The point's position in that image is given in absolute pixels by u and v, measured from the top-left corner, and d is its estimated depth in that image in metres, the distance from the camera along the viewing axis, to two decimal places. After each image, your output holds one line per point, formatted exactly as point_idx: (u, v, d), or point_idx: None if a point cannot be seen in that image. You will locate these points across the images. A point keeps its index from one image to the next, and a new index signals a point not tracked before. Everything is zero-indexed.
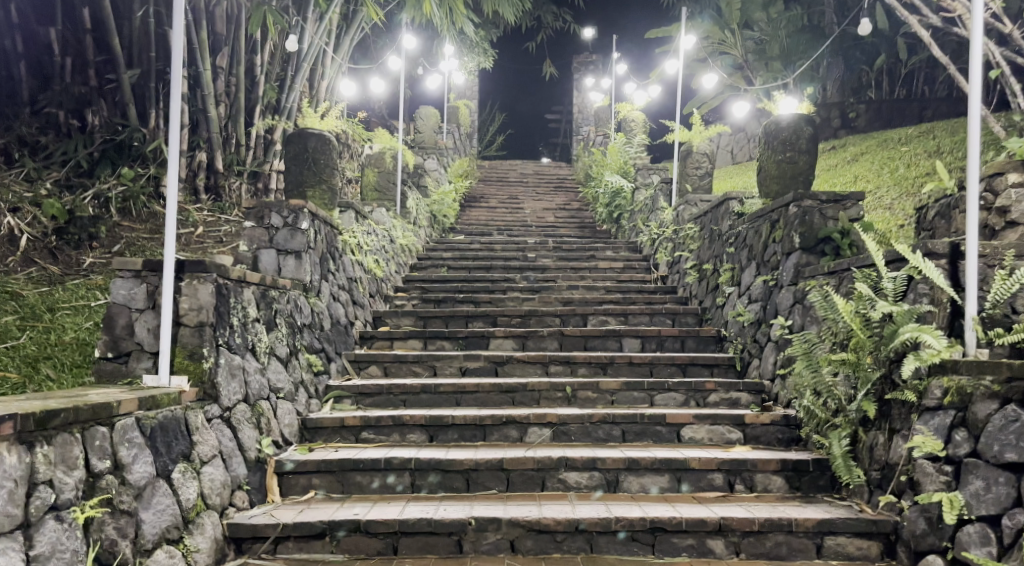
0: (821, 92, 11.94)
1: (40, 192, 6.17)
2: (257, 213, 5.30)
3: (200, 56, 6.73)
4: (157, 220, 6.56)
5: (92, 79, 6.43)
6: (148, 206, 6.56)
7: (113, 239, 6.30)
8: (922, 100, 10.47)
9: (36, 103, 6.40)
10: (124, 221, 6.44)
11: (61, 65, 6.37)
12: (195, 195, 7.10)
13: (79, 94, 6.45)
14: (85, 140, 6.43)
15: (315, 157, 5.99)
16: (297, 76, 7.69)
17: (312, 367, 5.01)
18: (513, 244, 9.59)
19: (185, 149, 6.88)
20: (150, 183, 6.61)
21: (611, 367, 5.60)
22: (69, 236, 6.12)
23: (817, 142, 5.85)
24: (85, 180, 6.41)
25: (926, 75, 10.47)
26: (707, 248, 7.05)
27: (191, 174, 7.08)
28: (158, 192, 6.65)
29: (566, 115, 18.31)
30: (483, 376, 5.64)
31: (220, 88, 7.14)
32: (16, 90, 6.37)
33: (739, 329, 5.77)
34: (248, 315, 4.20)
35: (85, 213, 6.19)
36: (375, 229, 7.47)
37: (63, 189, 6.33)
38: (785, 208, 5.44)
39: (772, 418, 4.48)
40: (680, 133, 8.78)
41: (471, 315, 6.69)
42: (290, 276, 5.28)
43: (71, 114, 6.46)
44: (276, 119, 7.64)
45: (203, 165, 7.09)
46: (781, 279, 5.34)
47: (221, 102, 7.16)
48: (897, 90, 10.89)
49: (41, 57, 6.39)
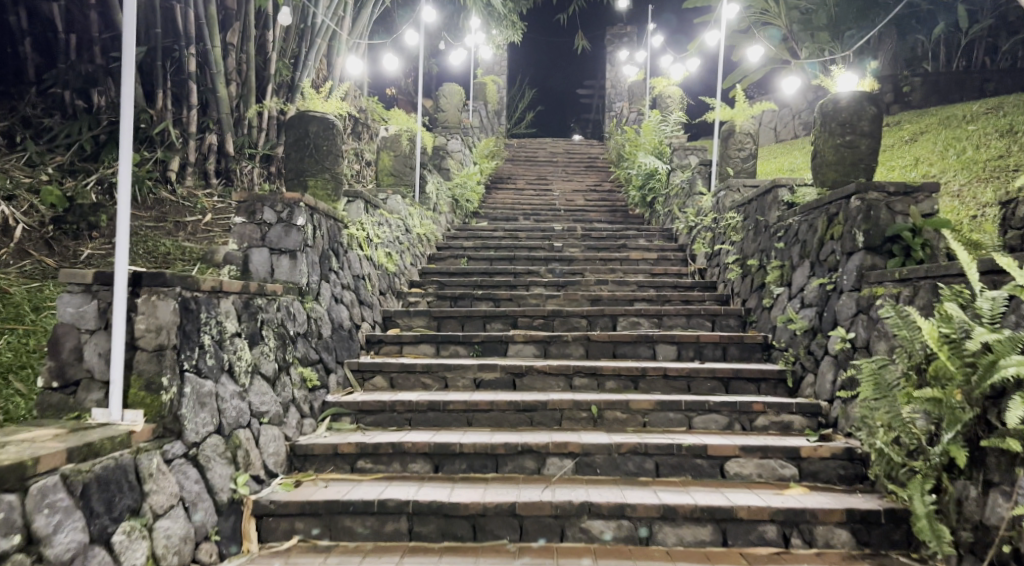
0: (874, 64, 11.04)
1: (41, 178, 5.44)
2: (248, 207, 4.74)
3: (209, 32, 6.21)
4: (162, 207, 6.13)
5: (98, 57, 5.84)
6: (154, 191, 6.13)
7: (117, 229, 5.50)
8: (983, 73, 9.52)
9: (42, 82, 5.76)
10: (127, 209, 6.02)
11: (66, 42, 5.77)
12: (204, 180, 6.50)
13: (86, 73, 5.83)
14: (90, 122, 5.78)
15: (316, 144, 5.42)
16: (311, 53, 7.10)
17: (307, 383, 4.45)
18: (538, 231, 8.99)
19: (191, 131, 6.31)
20: (155, 167, 6.18)
21: (643, 381, 5.02)
22: (66, 226, 5.31)
23: (879, 124, 5.23)
24: (89, 165, 5.69)
25: (988, 44, 9.63)
26: (751, 240, 6.38)
27: (200, 157, 6.49)
28: (164, 177, 6.24)
29: (598, 88, 17.32)
30: (499, 389, 5.07)
31: (230, 64, 6.57)
32: (22, 68, 5.75)
33: (790, 338, 5.12)
34: (226, 331, 3.67)
35: (87, 201, 5.45)
36: (389, 219, 6.91)
37: (66, 174, 5.59)
38: (846, 201, 4.81)
39: (832, 451, 3.86)
40: (721, 111, 7.99)
41: (490, 316, 6.13)
42: (284, 279, 4.74)
43: (77, 94, 5.81)
44: (289, 101, 7.06)
45: (214, 148, 6.51)
46: (840, 283, 4.70)
47: (233, 80, 6.59)
48: (956, 61, 9.99)
49: (47, 34, 5.79)
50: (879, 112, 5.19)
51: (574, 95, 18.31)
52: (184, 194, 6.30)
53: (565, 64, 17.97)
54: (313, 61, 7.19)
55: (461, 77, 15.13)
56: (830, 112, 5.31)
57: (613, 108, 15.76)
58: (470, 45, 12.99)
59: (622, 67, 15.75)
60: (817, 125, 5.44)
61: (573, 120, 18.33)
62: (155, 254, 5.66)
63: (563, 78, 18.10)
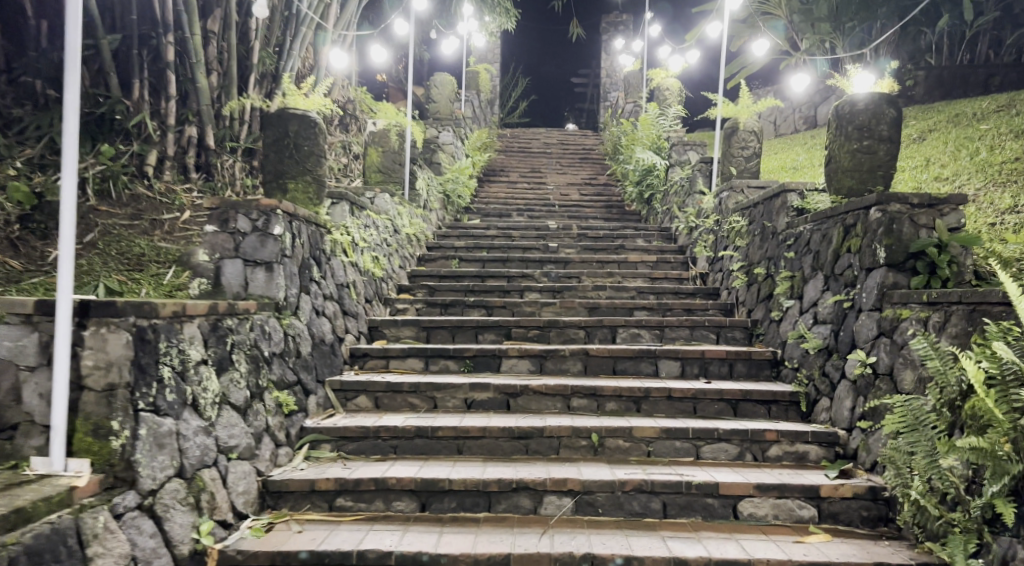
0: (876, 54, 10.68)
1: None
2: (220, 215, 4.39)
3: (189, 20, 5.89)
4: (139, 204, 5.62)
5: None
6: (130, 187, 5.62)
7: (85, 229, 5.26)
8: (988, 67, 9.09)
9: None
10: (101, 205, 5.50)
11: None
12: (184, 175, 6.05)
13: None
14: None
15: (297, 143, 5.05)
16: (297, 43, 6.74)
17: (284, 408, 4.10)
18: (532, 230, 8.63)
19: (170, 123, 5.88)
20: (131, 161, 5.72)
21: (646, 403, 4.68)
22: (33, 225, 4.57)
23: (899, 128, 4.92)
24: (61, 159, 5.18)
25: (992, 38, 9.30)
26: (757, 246, 6.04)
27: (179, 151, 6.03)
28: (141, 171, 5.81)
29: (593, 78, 16.87)
30: (492, 410, 4.74)
31: (210, 53, 6.16)
32: None
33: (802, 357, 4.80)
34: (190, 359, 3.34)
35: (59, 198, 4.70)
36: (375, 221, 6.53)
37: None
38: (865, 212, 4.51)
39: (855, 491, 3.59)
40: (723, 108, 7.53)
41: (482, 327, 5.79)
42: (258, 293, 4.39)
43: None
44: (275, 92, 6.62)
45: (194, 141, 6.06)
46: (859, 301, 4.39)
47: (213, 70, 6.19)
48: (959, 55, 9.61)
49: None
50: (899, 115, 4.87)
51: (568, 85, 17.91)
52: (162, 190, 5.76)
53: (559, 51, 17.52)
54: (299, 51, 6.84)
55: (454, 65, 14.65)
56: (847, 114, 4.99)
57: (609, 98, 15.35)
58: (463, 32, 12.57)
59: (617, 57, 15.35)
60: (832, 128, 5.11)
61: (567, 110, 17.90)
62: (129, 256, 5.09)
63: (557, 66, 17.66)
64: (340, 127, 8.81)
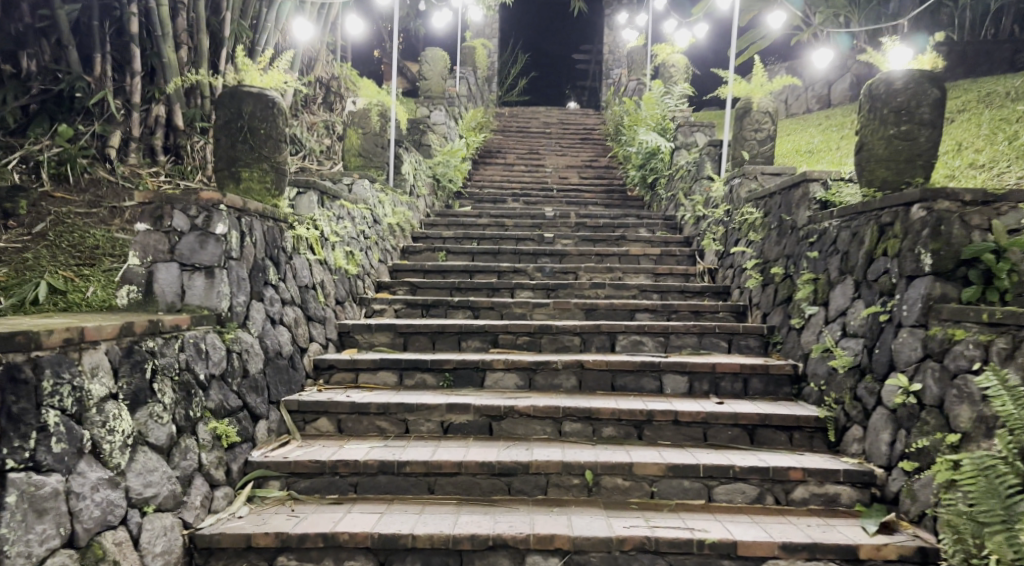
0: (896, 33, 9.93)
1: None
2: (153, 211, 3.78)
3: None
4: (99, 190, 5.14)
5: None
6: (90, 171, 5.15)
7: (36, 217, 4.84)
8: (1017, 41, 8.26)
9: None
10: (57, 190, 5.04)
11: None
12: (150, 159, 5.43)
13: None
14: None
15: (252, 127, 4.37)
16: (272, 13, 5.97)
17: (227, 440, 3.50)
18: (527, 217, 7.98)
19: (134, 102, 5.28)
20: (91, 143, 5.20)
21: (649, 428, 4.07)
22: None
23: (942, 111, 4.29)
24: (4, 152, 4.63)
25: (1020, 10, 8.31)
26: (774, 241, 5.38)
27: (145, 132, 5.42)
28: (103, 154, 5.23)
29: (595, 54, 16.05)
30: (472, 435, 4.13)
31: (178, 24, 5.43)
32: None
33: (828, 376, 4.19)
34: (92, 396, 2.88)
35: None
36: (352, 210, 5.85)
37: None
38: (905, 209, 3.86)
39: (900, 552, 3.19)
40: (734, 86, 6.79)
41: (465, 332, 5.17)
42: (197, 304, 3.76)
43: None
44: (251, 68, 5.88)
45: (162, 121, 5.45)
46: (900, 315, 3.75)
47: (182, 44, 5.45)
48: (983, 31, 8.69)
49: None
50: (944, 96, 4.24)
51: (567, 62, 17.19)
52: (125, 173, 5.24)
53: (559, 27, 16.80)
54: (274, 25, 6.08)
55: (448, 38, 13.89)
56: (882, 96, 4.36)
57: (611, 75, 14.62)
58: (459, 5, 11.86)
59: (620, 33, 14.66)
60: (864, 110, 4.48)
61: (567, 88, 17.10)
62: (80, 249, 4.72)
63: (558, 42, 16.94)
64: (323, 106, 8.13)
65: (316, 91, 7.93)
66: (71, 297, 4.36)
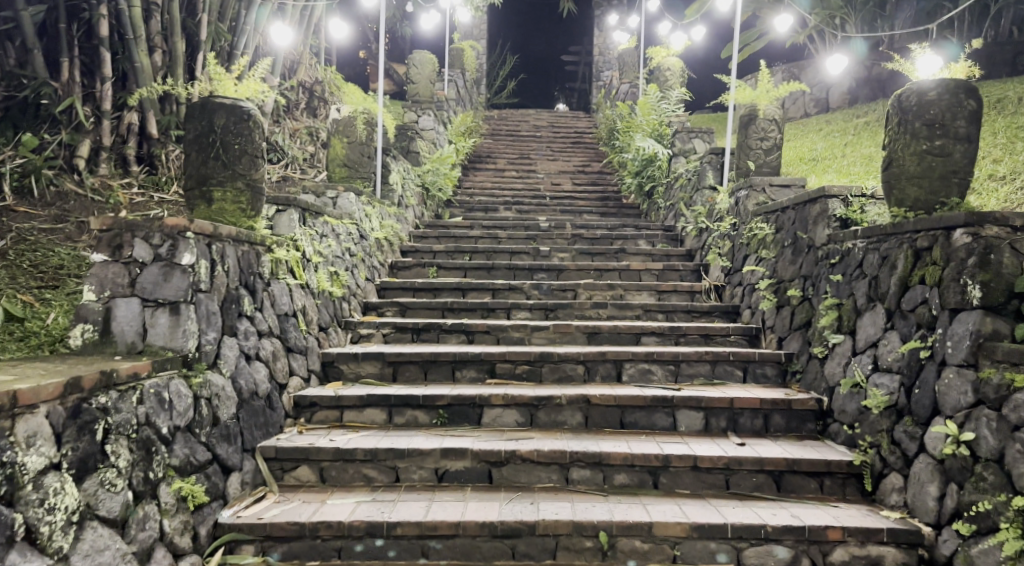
0: (888, 46, 9.64)
1: None
2: (111, 240, 3.37)
3: None
4: (65, 204, 4.66)
5: None
6: (56, 183, 4.67)
7: None
8: (1018, 43, 7.95)
9: None
10: (19, 205, 4.56)
11: None
12: (123, 169, 4.98)
13: None
14: None
15: (225, 141, 3.94)
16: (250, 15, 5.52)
17: (194, 501, 3.18)
18: (520, 229, 7.57)
19: (105, 109, 4.83)
20: (58, 153, 4.75)
21: (667, 476, 3.70)
22: None
23: (979, 124, 3.82)
24: None
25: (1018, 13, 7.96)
26: (788, 261, 4.97)
27: (117, 141, 4.97)
28: (71, 165, 4.79)
29: (583, 55, 15.64)
30: (469, 484, 3.74)
31: (152, 27, 4.98)
32: None
33: (861, 415, 3.83)
34: (28, 468, 2.61)
35: None
36: (336, 227, 5.42)
37: None
38: (946, 232, 3.50)
39: None
40: (739, 92, 6.20)
41: (459, 361, 4.77)
42: (160, 345, 3.35)
43: None
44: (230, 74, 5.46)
45: (135, 129, 4.98)
46: (940, 352, 3.41)
47: (155, 47, 5.01)
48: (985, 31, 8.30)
49: None
50: (982, 108, 3.78)
51: (557, 63, 16.77)
52: (95, 185, 4.76)
53: (549, 27, 16.37)
54: (254, 28, 5.65)
55: (437, 39, 13.45)
56: (913, 107, 3.88)
57: (601, 77, 14.22)
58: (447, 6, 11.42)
59: (611, 33, 14.25)
60: (892, 122, 4.00)
61: (556, 90, 16.72)
62: (42, 267, 4.24)
63: (547, 44, 16.55)
64: (306, 112, 7.69)
65: (298, 96, 7.48)
66: (28, 325, 3.89)
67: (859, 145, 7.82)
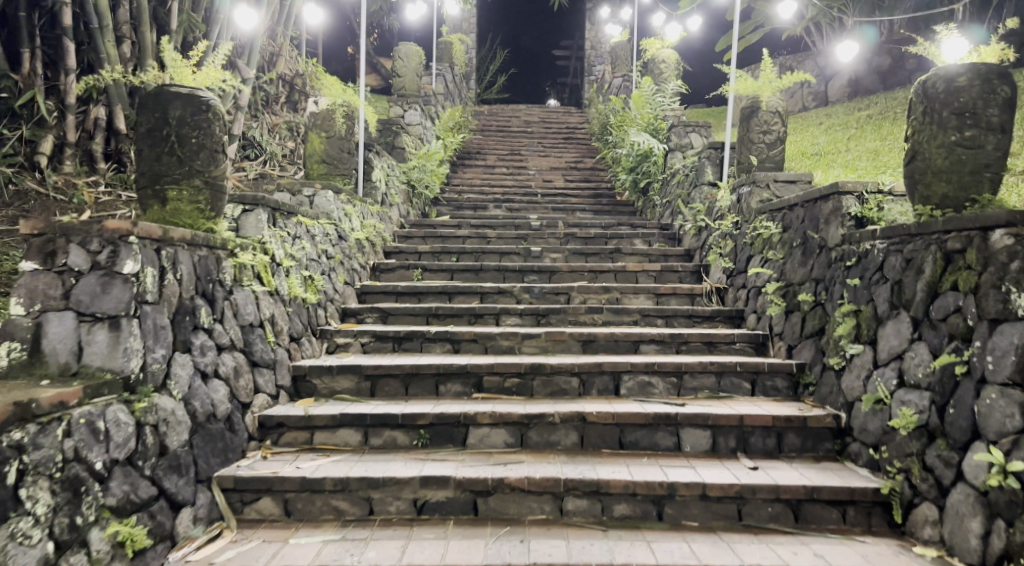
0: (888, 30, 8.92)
1: None
2: (43, 246, 2.95)
3: None
4: (24, 205, 4.23)
5: None
6: (14, 182, 4.25)
7: None
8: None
9: None
10: None
11: None
12: (88, 166, 4.57)
13: None
14: None
15: (180, 135, 3.52)
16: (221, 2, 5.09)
17: (131, 545, 2.86)
18: (510, 228, 7.16)
19: (69, 102, 4.40)
20: (17, 149, 4.33)
21: (671, 505, 3.33)
22: None
23: (1014, 114, 3.38)
24: None
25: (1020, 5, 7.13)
26: (798, 262, 4.58)
27: (82, 137, 4.56)
28: (31, 164, 4.37)
29: (574, 49, 15.23)
30: (452, 517, 3.35)
31: (119, 16, 4.57)
32: None
33: (886, 435, 3.46)
34: None
35: None
36: (311, 228, 4.99)
37: None
38: (987, 234, 3.13)
39: None
40: (740, 83, 5.77)
41: (442, 374, 4.36)
42: (98, 364, 2.94)
43: None
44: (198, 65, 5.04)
45: (102, 124, 4.57)
46: (980, 369, 3.05)
47: (121, 37, 4.60)
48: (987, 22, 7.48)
49: None
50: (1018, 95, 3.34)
51: (549, 56, 16.36)
52: (58, 185, 4.35)
53: (540, 22, 16.01)
54: (228, 19, 5.23)
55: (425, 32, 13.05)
56: (940, 95, 3.43)
57: (594, 70, 13.81)
58: None
59: (603, 26, 13.83)
60: (916, 111, 3.56)
61: (548, 84, 16.56)
62: None
63: (538, 40, 16.25)
64: (285, 106, 7.27)
65: (275, 90, 7.05)
66: None
67: (863, 140, 7.41)
